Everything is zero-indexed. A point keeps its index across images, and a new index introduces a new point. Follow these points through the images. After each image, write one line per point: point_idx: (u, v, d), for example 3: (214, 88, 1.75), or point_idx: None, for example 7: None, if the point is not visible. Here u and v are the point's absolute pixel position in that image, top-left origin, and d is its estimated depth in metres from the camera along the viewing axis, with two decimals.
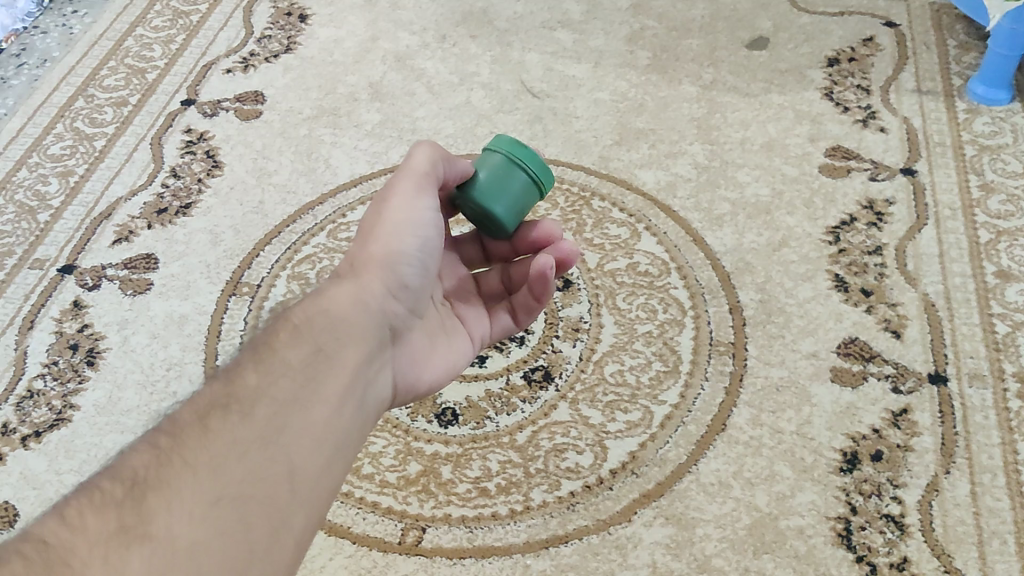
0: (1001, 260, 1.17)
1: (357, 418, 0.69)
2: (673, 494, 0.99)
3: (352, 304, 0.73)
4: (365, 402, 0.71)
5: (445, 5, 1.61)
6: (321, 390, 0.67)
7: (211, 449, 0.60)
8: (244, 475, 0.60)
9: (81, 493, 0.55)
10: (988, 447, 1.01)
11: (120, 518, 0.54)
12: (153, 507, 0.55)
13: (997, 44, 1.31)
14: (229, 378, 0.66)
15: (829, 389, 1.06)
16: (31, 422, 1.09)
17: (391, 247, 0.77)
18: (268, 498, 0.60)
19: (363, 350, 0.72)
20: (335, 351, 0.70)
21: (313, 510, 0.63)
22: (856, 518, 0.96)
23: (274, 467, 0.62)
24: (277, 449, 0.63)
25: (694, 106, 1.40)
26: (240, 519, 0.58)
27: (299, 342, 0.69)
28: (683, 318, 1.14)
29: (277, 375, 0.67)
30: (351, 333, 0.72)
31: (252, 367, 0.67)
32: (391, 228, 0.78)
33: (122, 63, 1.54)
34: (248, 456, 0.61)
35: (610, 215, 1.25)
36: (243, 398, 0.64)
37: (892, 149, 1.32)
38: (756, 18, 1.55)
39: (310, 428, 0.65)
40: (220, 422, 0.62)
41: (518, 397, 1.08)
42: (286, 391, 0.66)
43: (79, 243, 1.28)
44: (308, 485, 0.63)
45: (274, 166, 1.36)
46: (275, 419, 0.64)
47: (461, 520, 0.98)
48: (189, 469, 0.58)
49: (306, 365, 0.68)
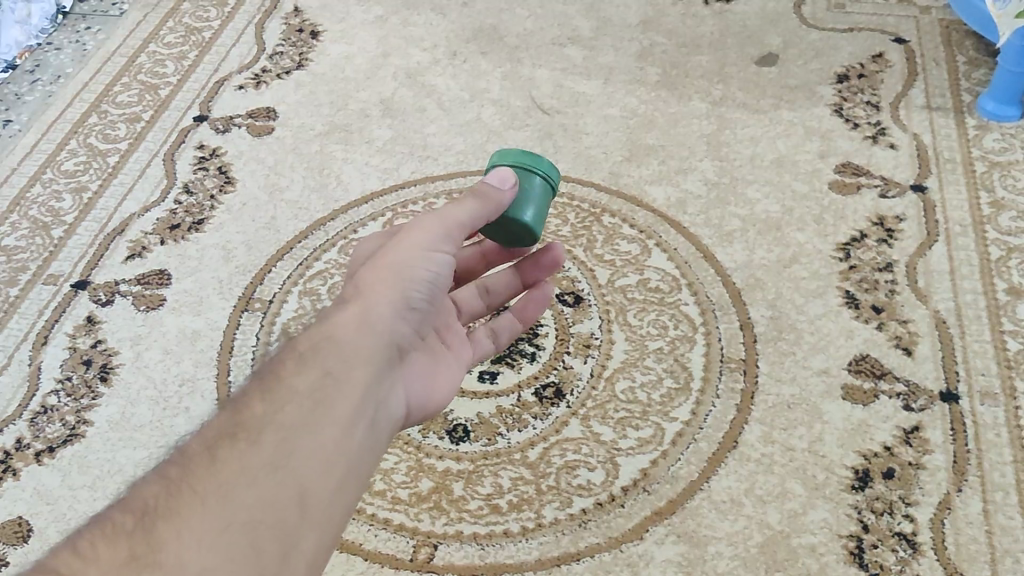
0: (1012, 277, 1.17)
1: (366, 440, 0.69)
2: (685, 511, 0.99)
3: (359, 329, 0.72)
4: (375, 423, 0.70)
5: (456, 21, 1.63)
6: (329, 414, 0.67)
7: (219, 477, 0.60)
8: (253, 500, 0.60)
9: (93, 525, 0.56)
10: (1001, 465, 1.00)
11: (130, 546, 0.55)
12: (163, 534, 0.56)
13: (1008, 61, 1.32)
14: (236, 407, 0.66)
15: (840, 406, 1.06)
16: (44, 438, 1.10)
17: (400, 268, 0.75)
18: (277, 521, 0.61)
19: (371, 372, 0.71)
20: (343, 376, 0.69)
21: (325, 530, 0.64)
22: (868, 536, 0.96)
23: (284, 493, 0.62)
24: (287, 472, 0.63)
25: (705, 123, 1.41)
26: (249, 545, 0.59)
27: (305, 367, 0.69)
28: (694, 334, 1.14)
29: (283, 402, 0.66)
30: (358, 359, 0.71)
31: (260, 396, 0.66)
32: (403, 259, 0.75)
33: (135, 80, 1.56)
34: (258, 481, 0.61)
35: (620, 231, 1.26)
36: (250, 426, 0.64)
37: (902, 165, 1.32)
38: (766, 34, 1.56)
39: (318, 452, 0.65)
40: (228, 451, 0.62)
41: (530, 413, 1.08)
42: (293, 417, 0.65)
43: (93, 259, 1.29)
44: (318, 505, 0.63)
45: (286, 182, 1.37)
46: (284, 444, 0.64)
47: (473, 537, 0.98)
48: (198, 498, 0.59)
49: (313, 391, 0.67)
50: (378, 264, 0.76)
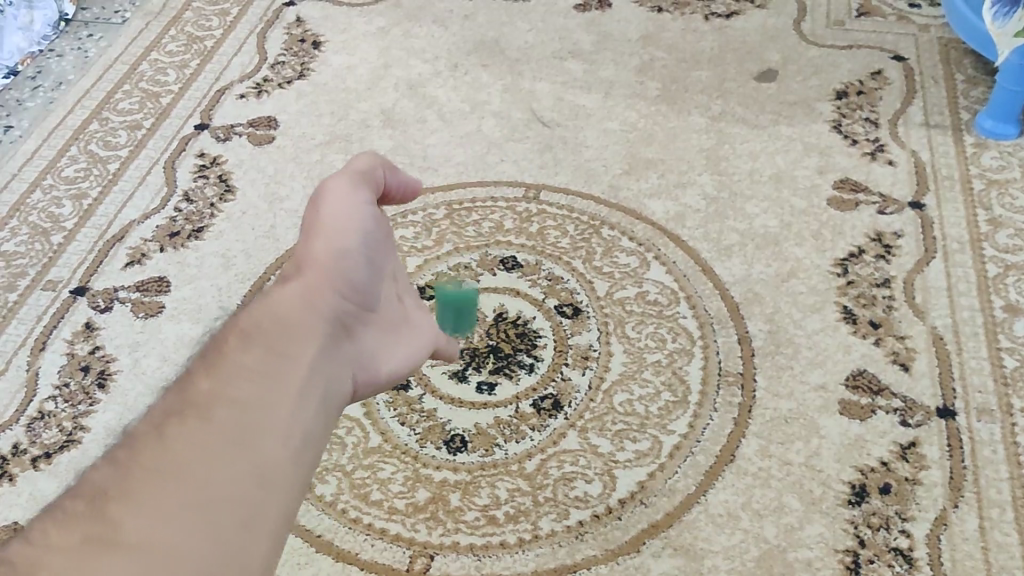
0: (1009, 295, 1.18)
1: (323, 411, 0.57)
2: (682, 525, 0.99)
3: (306, 301, 0.62)
4: (331, 395, 0.59)
5: (457, 34, 1.64)
6: (281, 386, 0.55)
7: (168, 455, 0.49)
8: (205, 474, 0.49)
9: (42, 516, 0.46)
10: (997, 482, 1.01)
11: (85, 525, 0.45)
12: (118, 513, 0.45)
13: (1006, 80, 1.33)
14: (177, 388, 0.54)
15: (838, 421, 1.06)
16: (41, 443, 1.10)
17: (336, 245, 0.66)
18: (238, 494, 0.49)
19: (325, 342, 0.60)
20: (290, 350, 0.58)
21: (291, 501, 0.52)
22: (864, 551, 0.96)
23: (240, 465, 0.50)
24: (242, 442, 0.51)
25: (704, 137, 1.42)
26: (209, 518, 0.47)
27: (250, 339, 0.57)
28: (692, 347, 1.15)
29: (232, 376, 0.54)
30: (307, 333, 0.60)
31: (203, 373, 0.54)
32: (332, 224, 0.67)
33: (137, 87, 1.57)
34: (210, 456, 0.50)
35: (619, 244, 1.27)
36: (198, 402, 0.52)
37: (900, 182, 1.33)
38: (765, 50, 1.57)
39: (273, 423, 0.53)
40: (176, 429, 0.50)
41: (528, 424, 1.08)
42: (243, 390, 0.54)
43: (92, 265, 1.29)
44: (282, 476, 0.52)
45: (286, 192, 1.37)
46: (234, 417, 0.52)
47: (469, 548, 0.98)
48: (149, 477, 0.47)
49: (263, 365, 0.56)
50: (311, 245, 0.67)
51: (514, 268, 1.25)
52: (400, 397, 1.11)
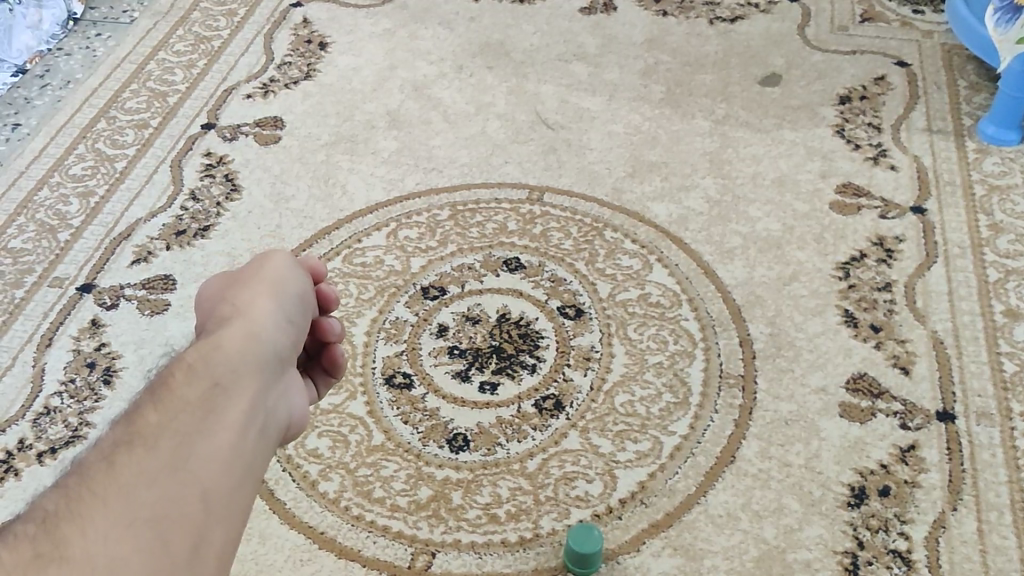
0: (1009, 299, 1.18)
1: (259, 444, 0.61)
2: (682, 525, 0.99)
3: (249, 337, 0.66)
4: (267, 428, 0.63)
5: (463, 36, 1.65)
6: (223, 417, 0.59)
7: (120, 481, 0.52)
8: (153, 498, 0.53)
9: None
10: (996, 485, 1.01)
11: (34, 544, 0.48)
12: (69, 533, 0.49)
13: (1008, 86, 1.34)
14: (125, 418, 0.57)
15: (838, 424, 1.07)
16: (47, 439, 1.11)
17: (274, 282, 0.72)
18: (182, 518, 0.53)
19: (265, 374, 0.65)
20: (232, 383, 0.62)
21: (233, 525, 0.56)
22: (863, 552, 0.97)
23: (186, 491, 0.54)
24: (188, 471, 0.55)
25: (707, 141, 1.43)
26: (157, 539, 0.51)
27: (194, 373, 0.61)
28: (693, 349, 1.15)
29: (178, 409, 0.58)
30: (250, 366, 0.64)
31: (150, 404, 0.58)
32: (271, 275, 0.72)
33: (144, 87, 1.58)
34: (158, 482, 0.54)
35: (622, 246, 1.27)
36: (146, 431, 0.56)
37: (901, 187, 1.33)
38: (769, 55, 1.57)
39: (216, 453, 0.57)
40: (126, 457, 0.54)
41: (529, 424, 1.09)
42: (188, 421, 0.58)
43: (99, 263, 1.30)
44: (225, 501, 0.56)
45: (292, 192, 1.38)
46: (180, 447, 0.56)
47: (470, 545, 0.99)
48: (100, 503, 0.51)
49: (206, 397, 0.60)
50: (250, 283, 0.72)
51: (517, 270, 1.25)
52: (403, 395, 1.12)
